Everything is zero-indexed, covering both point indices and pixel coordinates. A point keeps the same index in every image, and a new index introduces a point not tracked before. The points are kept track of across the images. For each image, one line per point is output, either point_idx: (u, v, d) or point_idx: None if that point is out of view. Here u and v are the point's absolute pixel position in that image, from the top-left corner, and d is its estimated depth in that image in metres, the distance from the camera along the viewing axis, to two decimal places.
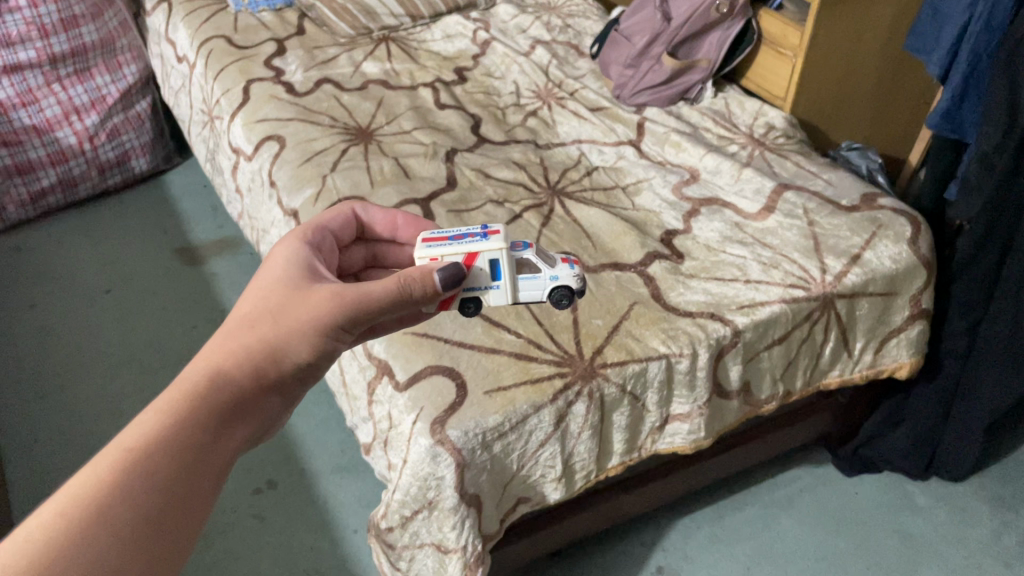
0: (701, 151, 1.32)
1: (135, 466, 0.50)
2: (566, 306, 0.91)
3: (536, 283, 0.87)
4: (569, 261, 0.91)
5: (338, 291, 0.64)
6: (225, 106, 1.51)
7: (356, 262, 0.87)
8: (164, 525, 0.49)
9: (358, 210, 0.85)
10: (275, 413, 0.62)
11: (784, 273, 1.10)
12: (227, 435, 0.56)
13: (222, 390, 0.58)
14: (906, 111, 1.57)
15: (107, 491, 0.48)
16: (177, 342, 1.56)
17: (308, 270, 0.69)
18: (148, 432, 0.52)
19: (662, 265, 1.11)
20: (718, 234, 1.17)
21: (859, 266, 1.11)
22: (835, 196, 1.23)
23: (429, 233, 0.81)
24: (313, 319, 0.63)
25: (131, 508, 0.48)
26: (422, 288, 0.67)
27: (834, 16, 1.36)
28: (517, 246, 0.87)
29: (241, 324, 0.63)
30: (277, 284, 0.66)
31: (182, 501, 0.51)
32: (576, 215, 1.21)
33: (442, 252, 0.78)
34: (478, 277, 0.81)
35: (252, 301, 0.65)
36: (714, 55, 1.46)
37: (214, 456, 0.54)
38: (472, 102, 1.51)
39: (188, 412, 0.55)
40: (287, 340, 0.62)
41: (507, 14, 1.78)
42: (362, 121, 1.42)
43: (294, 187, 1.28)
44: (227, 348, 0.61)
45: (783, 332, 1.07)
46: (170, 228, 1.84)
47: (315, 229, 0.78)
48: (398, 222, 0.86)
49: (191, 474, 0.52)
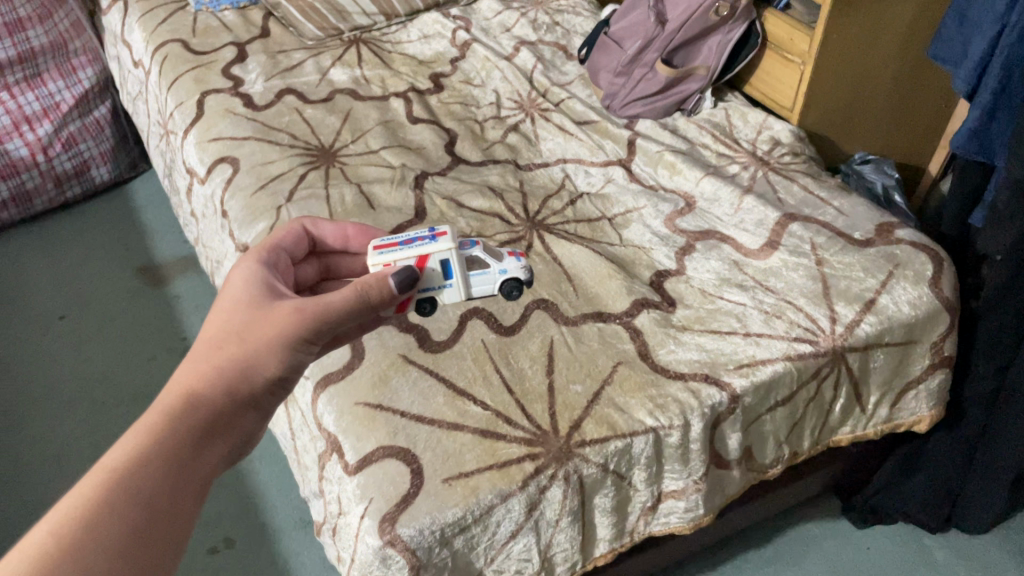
0: (698, 176, 1.19)
1: (118, 485, 0.51)
2: (516, 297, 0.93)
3: (485, 278, 0.91)
4: (515, 254, 0.93)
5: (300, 305, 0.63)
6: (179, 121, 1.38)
7: (311, 276, 0.83)
8: (152, 539, 0.50)
9: (309, 225, 0.81)
10: (253, 426, 0.62)
11: (788, 323, 0.97)
12: (205, 451, 0.57)
13: (197, 411, 0.58)
14: (923, 116, 1.44)
15: (93, 511, 0.49)
16: (135, 376, 1.45)
17: (266, 288, 0.67)
18: (127, 455, 0.53)
19: (651, 316, 0.98)
20: (714, 276, 1.04)
21: (874, 313, 0.99)
22: (847, 228, 1.10)
23: (379, 240, 0.81)
24: (279, 334, 0.62)
25: (116, 528, 0.49)
26: (380, 294, 0.68)
27: (847, 19, 1.22)
28: (464, 245, 0.89)
29: (207, 346, 0.62)
30: (239, 301, 0.65)
31: (167, 518, 0.52)
32: (557, 252, 1.08)
33: (396, 257, 0.78)
34: (430, 277, 0.82)
35: (217, 321, 0.64)
36: (714, 62, 1.32)
37: (193, 473, 0.55)
38: (447, 114, 1.37)
39: (166, 431, 0.55)
40: (256, 357, 0.61)
41: (490, 11, 1.65)
42: (325, 139, 1.29)
43: (247, 219, 1.16)
44: (197, 370, 0.60)
45: (787, 394, 0.95)
46: (132, 243, 1.72)
47: (269, 247, 0.75)
48: (349, 233, 0.84)
49: (174, 491, 0.53)
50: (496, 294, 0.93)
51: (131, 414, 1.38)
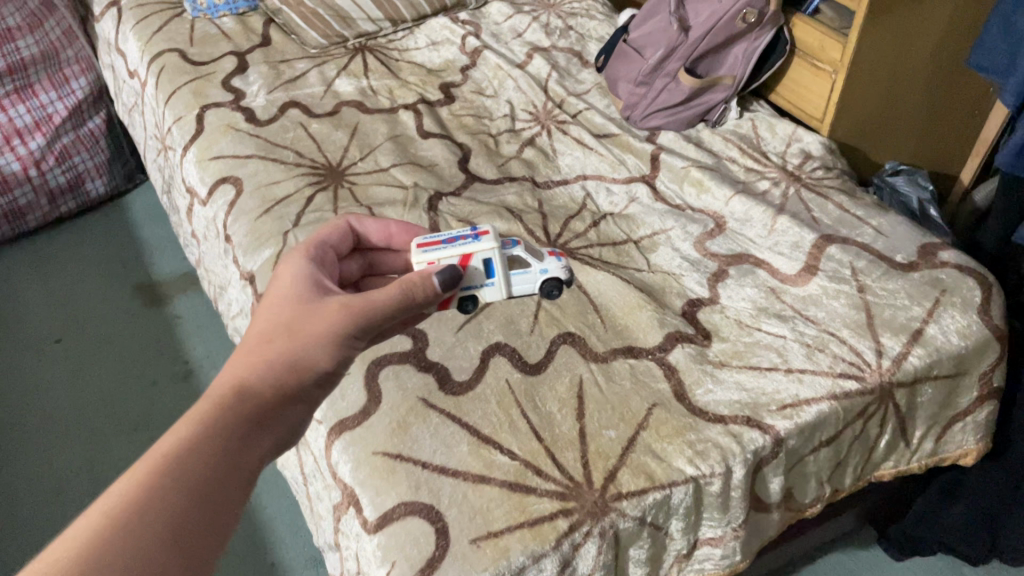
0: (727, 195, 1.13)
1: (171, 466, 0.51)
2: (556, 297, 0.92)
3: (525, 278, 0.89)
4: (556, 253, 0.92)
5: (347, 302, 0.63)
6: (178, 137, 1.31)
7: (355, 272, 0.83)
8: (202, 522, 0.50)
9: (353, 222, 0.80)
10: (302, 419, 0.61)
11: (832, 358, 0.91)
12: (256, 442, 0.56)
13: (248, 401, 0.57)
14: (954, 124, 1.38)
15: (144, 493, 0.49)
16: (134, 402, 1.39)
17: (314, 282, 0.67)
18: (180, 440, 0.53)
19: (685, 352, 0.92)
20: (751, 305, 0.98)
21: (921, 345, 0.93)
22: (888, 250, 1.04)
23: (422, 238, 0.82)
24: (327, 330, 0.62)
25: (162, 513, 0.48)
26: (423, 292, 0.67)
27: (882, 27, 1.16)
28: (506, 245, 0.88)
29: (257, 340, 0.62)
30: (287, 297, 0.65)
31: (218, 502, 0.51)
32: (582, 280, 1.02)
33: (440, 256, 0.79)
34: (473, 276, 0.82)
35: (265, 317, 0.64)
36: (740, 71, 1.25)
37: (241, 462, 0.54)
38: (459, 127, 1.31)
39: (218, 419, 0.55)
40: (305, 352, 0.61)
41: (500, 15, 1.58)
42: (332, 156, 1.23)
43: (252, 245, 1.10)
44: (247, 363, 0.61)
45: (832, 433, 0.90)
46: (130, 258, 1.66)
47: (316, 244, 0.74)
48: (392, 230, 0.83)
49: (223, 479, 0.52)
50: (536, 294, 0.91)
51: (131, 445, 1.32)
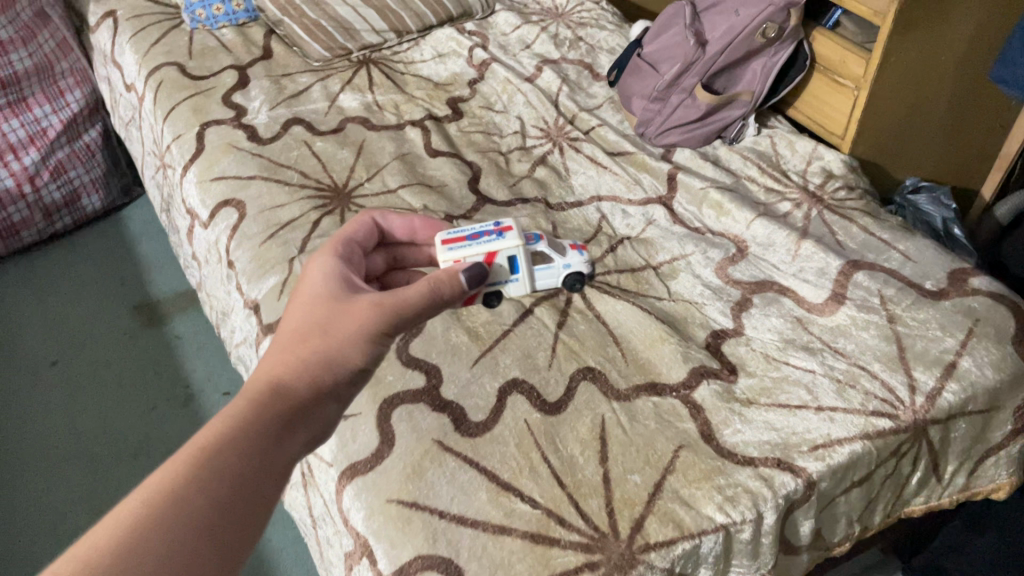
0: (748, 217, 1.09)
1: (208, 459, 0.51)
2: (577, 289, 0.98)
3: (549, 273, 0.95)
4: (578, 248, 0.98)
5: (379, 300, 0.64)
6: (177, 155, 1.27)
7: (380, 266, 0.85)
8: (239, 513, 0.50)
9: (377, 216, 0.83)
10: (335, 418, 0.61)
11: (864, 394, 0.88)
12: (290, 440, 0.57)
13: (282, 401, 0.58)
14: (977, 139, 1.34)
15: (180, 485, 0.49)
16: (133, 429, 1.34)
17: (343, 283, 0.68)
18: (217, 434, 0.54)
19: (711, 389, 0.88)
20: (777, 337, 0.94)
21: (956, 380, 0.89)
22: (916, 277, 1.00)
23: (447, 234, 0.86)
24: (360, 328, 0.63)
25: (201, 504, 0.49)
26: (450, 289, 0.69)
27: (907, 42, 1.12)
28: (530, 240, 0.93)
29: (291, 339, 0.63)
30: (319, 296, 0.66)
31: (254, 493, 0.52)
32: (600, 309, 0.98)
33: (466, 253, 0.84)
34: (499, 272, 0.89)
35: (298, 316, 0.65)
36: (758, 87, 1.21)
37: (277, 457, 0.55)
38: (468, 144, 1.27)
39: (253, 418, 0.56)
40: (339, 350, 0.62)
41: (507, 25, 1.54)
42: (338, 177, 1.19)
43: (256, 273, 1.06)
44: (281, 362, 0.61)
45: (865, 473, 0.86)
46: (128, 276, 1.61)
47: (342, 241, 0.75)
48: (415, 225, 0.86)
49: (258, 475, 0.53)
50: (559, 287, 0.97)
51: (130, 474, 1.28)
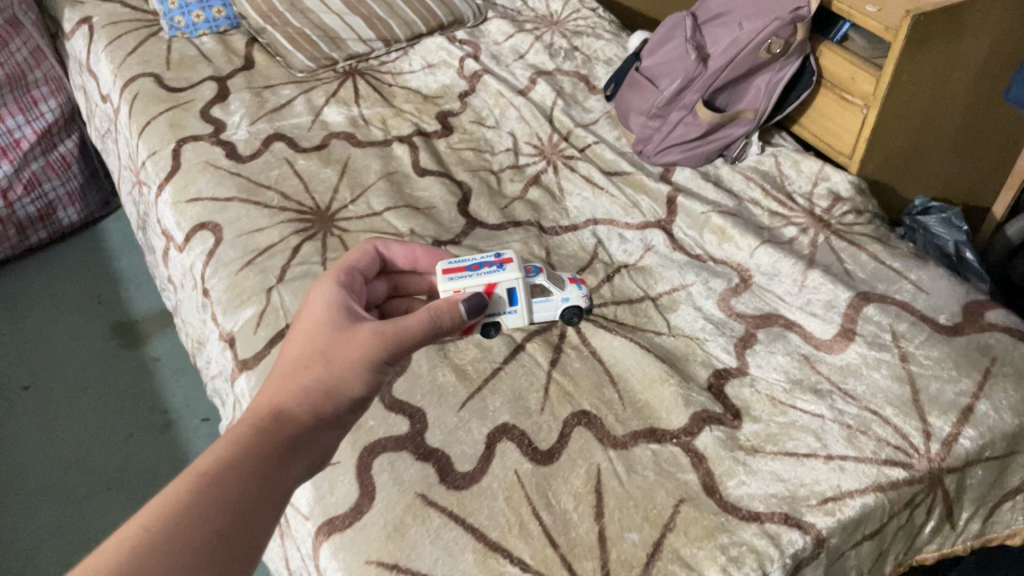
0: (752, 245, 1.04)
1: (208, 488, 0.54)
2: (577, 324, 0.92)
3: (548, 305, 0.89)
4: (578, 281, 0.92)
5: (381, 328, 0.65)
6: (152, 173, 1.21)
7: (381, 293, 0.84)
8: (234, 542, 0.53)
9: (380, 246, 0.82)
10: (333, 443, 0.64)
11: (876, 441, 0.82)
12: (288, 468, 0.59)
13: (282, 429, 0.60)
14: (989, 156, 1.29)
15: (181, 513, 0.52)
16: (109, 458, 1.29)
17: (348, 308, 0.69)
18: (218, 462, 0.56)
19: (714, 436, 0.83)
20: (783, 376, 0.89)
21: (973, 425, 0.84)
22: (930, 311, 0.95)
23: (448, 263, 0.82)
24: (360, 357, 0.64)
25: (199, 532, 0.51)
26: (451, 318, 0.69)
27: (919, 60, 1.06)
28: (529, 271, 0.88)
29: (294, 366, 0.65)
30: (321, 322, 0.67)
31: (249, 523, 0.54)
32: (596, 345, 0.93)
33: (465, 284, 0.80)
34: (497, 304, 0.83)
35: (300, 342, 0.66)
36: (762, 104, 1.15)
37: (274, 485, 0.57)
38: (458, 162, 1.21)
39: (254, 447, 0.58)
40: (340, 378, 0.63)
41: (500, 33, 1.48)
42: (321, 198, 1.13)
43: (232, 303, 1.00)
44: (284, 388, 0.63)
45: (876, 526, 0.80)
46: (105, 294, 1.55)
47: (345, 269, 0.75)
48: (418, 254, 0.85)
49: (255, 502, 0.55)
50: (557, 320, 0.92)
51: (104, 507, 1.22)
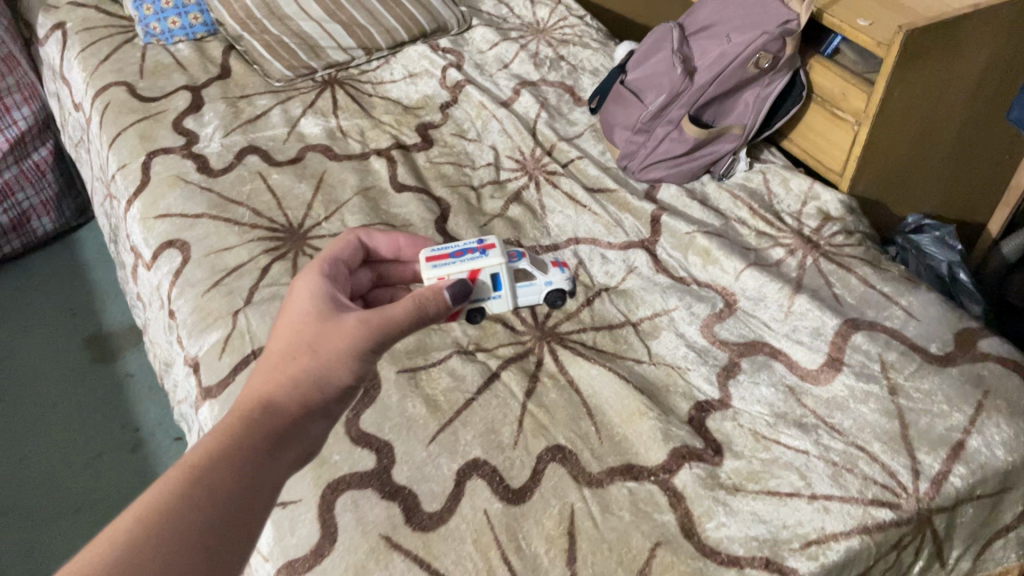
0: (737, 268, 1.00)
1: (201, 477, 0.52)
2: (560, 305, 0.95)
3: (532, 290, 0.92)
4: (559, 264, 0.95)
5: (365, 317, 0.65)
6: (121, 186, 1.17)
7: (366, 283, 0.81)
8: (230, 528, 0.51)
9: (363, 236, 0.79)
10: (323, 434, 0.62)
11: (862, 480, 0.79)
12: (278, 458, 0.58)
13: (270, 419, 0.59)
14: (985, 175, 1.25)
15: (176, 500, 0.50)
16: (78, 480, 1.25)
17: (332, 299, 0.68)
18: (209, 452, 0.55)
19: (694, 474, 0.79)
20: (767, 409, 0.86)
21: (964, 462, 0.80)
22: (920, 339, 0.91)
23: (431, 250, 0.84)
24: (346, 347, 0.63)
25: (195, 519, 0.49)
26: (436, 306, 0.68)
27: (912, 76, 1.02)
28: (512, 257, 0.91)
29: (279, 358, 0.63)
30: (307, 314, 0.66)
31: (244, 510, 0.52)
32: (574, 374, 0.89)
33: (450, 270, 0.82)
34: (481, 289, 0.86)
35: (286, 333, 0.64)
36: (750, 120, 1.12)
37: (267, 473, 0.56)
38: (437, 177, 1.18)
39: (244, 435, 0.57)
40: (327, 367, 0.62)
41: (485, 42, 1.45)
42: (294, 214, 1.09)
43: (197, 326, 0.96)
44: (271, 380, 0.62)
45: (862, 570, 0.75)
46: (79, 307, 1.52)
47: (329, 258, 0.73)
48: (401, 244, 0.82)
49: (250, 489, 0.53)
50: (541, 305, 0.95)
51: (69, 530, 1.18)
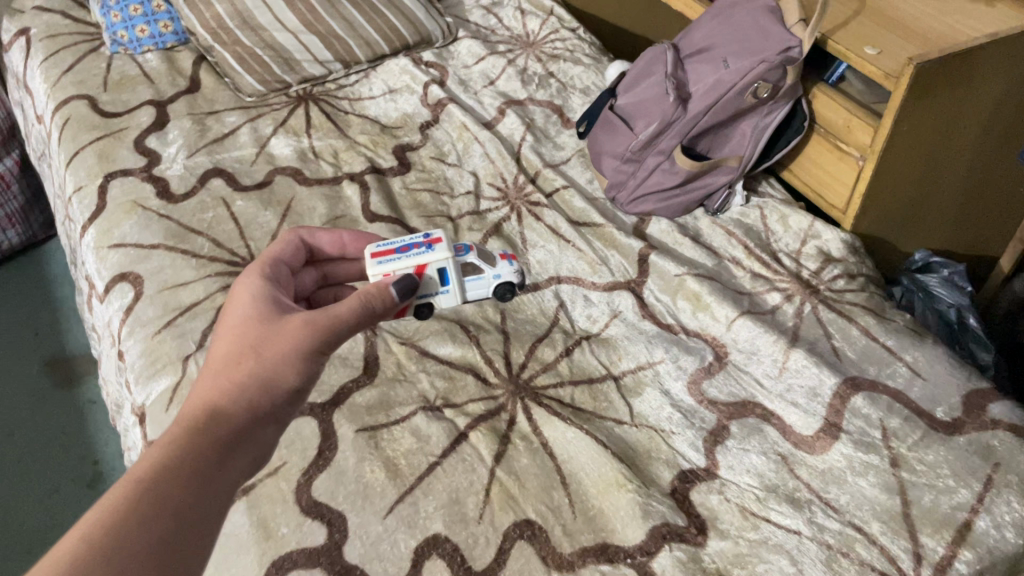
0: (729, 316, 0.94)
1: (143, 495, 0.47)
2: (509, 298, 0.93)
3: (481, 283, 0.90)
4: (508, 257, 0.92)
5: (311, 316, 0.59)
6: (77, 210, 1.10)
7: (310, 284, 0.76)
8: (178, 547, 0.46)
9: (305, 235, 0.74)
10: (273, 441, 0.57)
11: (858, 567, 0.71)
12: (226, 468, 0.52)
13: (217, 428, 0.54)
14: (997, 208, 1.17)
15: (115, 522, 0.45)
16: (30, 516, 1.17)
17: (274, 299, 0.62)
18: (149, 466, 0.49)
19: (673, 556, 0.72)
20: (756, 480, 0.79)
21: (970, 547, 0.72)
22: (925, 402, 0.83)
23: (376, 246, 0.78)
24: (294, 348, 0.58)
25: (140, 542, 0.44)
26: (383, 302, 0.64)
27: (922, 110, 0.94)
28: (459, 251, 0.87)
29: (223, 364, 0.57)
30: (247, 316, 0.60)
31: (192, 527, 0.47)
32: (547, 435, 0.82)
33: (396, 266, 0.76)
34: (428, 284, 0.81)
35: (227, 337, 0.59)
36: (746, 152, 1.04)
37: (216, 485, 0.51)
38: (412, 205, 1.10)
39: (188, 447, 0.51)
40: (275, 370, 0.57)
41: (471, 56, 1.38)
42: (257, 245, 1.02)
43: (145, 371, 0.89)
44: (215, 387, 0.56)
45: None
46: (42, 327, 1.45)
47: (269, 261, 0.68)
48: (346, 241, 0.77)
49: (196, 505, 0.48)
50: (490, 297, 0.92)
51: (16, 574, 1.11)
